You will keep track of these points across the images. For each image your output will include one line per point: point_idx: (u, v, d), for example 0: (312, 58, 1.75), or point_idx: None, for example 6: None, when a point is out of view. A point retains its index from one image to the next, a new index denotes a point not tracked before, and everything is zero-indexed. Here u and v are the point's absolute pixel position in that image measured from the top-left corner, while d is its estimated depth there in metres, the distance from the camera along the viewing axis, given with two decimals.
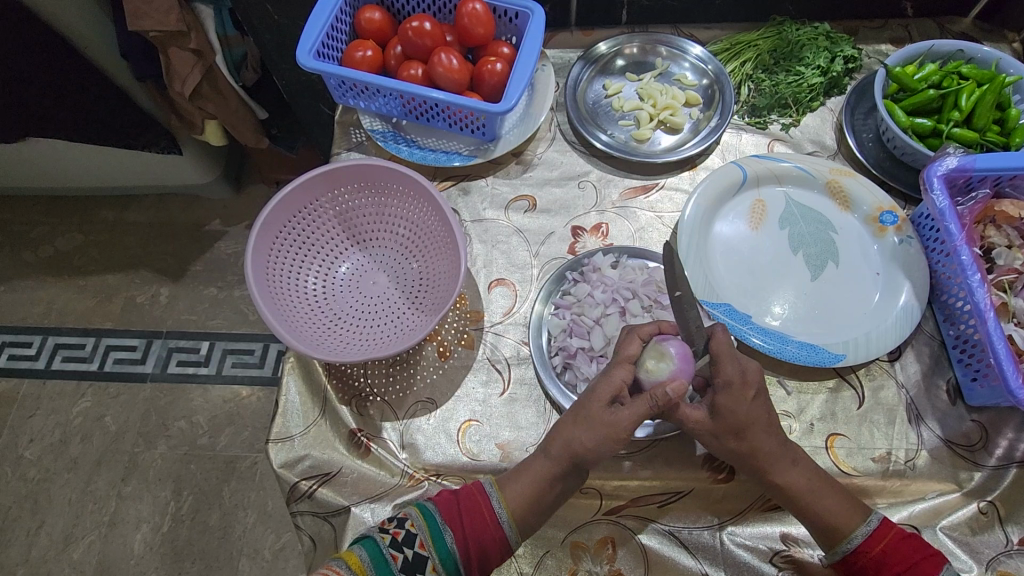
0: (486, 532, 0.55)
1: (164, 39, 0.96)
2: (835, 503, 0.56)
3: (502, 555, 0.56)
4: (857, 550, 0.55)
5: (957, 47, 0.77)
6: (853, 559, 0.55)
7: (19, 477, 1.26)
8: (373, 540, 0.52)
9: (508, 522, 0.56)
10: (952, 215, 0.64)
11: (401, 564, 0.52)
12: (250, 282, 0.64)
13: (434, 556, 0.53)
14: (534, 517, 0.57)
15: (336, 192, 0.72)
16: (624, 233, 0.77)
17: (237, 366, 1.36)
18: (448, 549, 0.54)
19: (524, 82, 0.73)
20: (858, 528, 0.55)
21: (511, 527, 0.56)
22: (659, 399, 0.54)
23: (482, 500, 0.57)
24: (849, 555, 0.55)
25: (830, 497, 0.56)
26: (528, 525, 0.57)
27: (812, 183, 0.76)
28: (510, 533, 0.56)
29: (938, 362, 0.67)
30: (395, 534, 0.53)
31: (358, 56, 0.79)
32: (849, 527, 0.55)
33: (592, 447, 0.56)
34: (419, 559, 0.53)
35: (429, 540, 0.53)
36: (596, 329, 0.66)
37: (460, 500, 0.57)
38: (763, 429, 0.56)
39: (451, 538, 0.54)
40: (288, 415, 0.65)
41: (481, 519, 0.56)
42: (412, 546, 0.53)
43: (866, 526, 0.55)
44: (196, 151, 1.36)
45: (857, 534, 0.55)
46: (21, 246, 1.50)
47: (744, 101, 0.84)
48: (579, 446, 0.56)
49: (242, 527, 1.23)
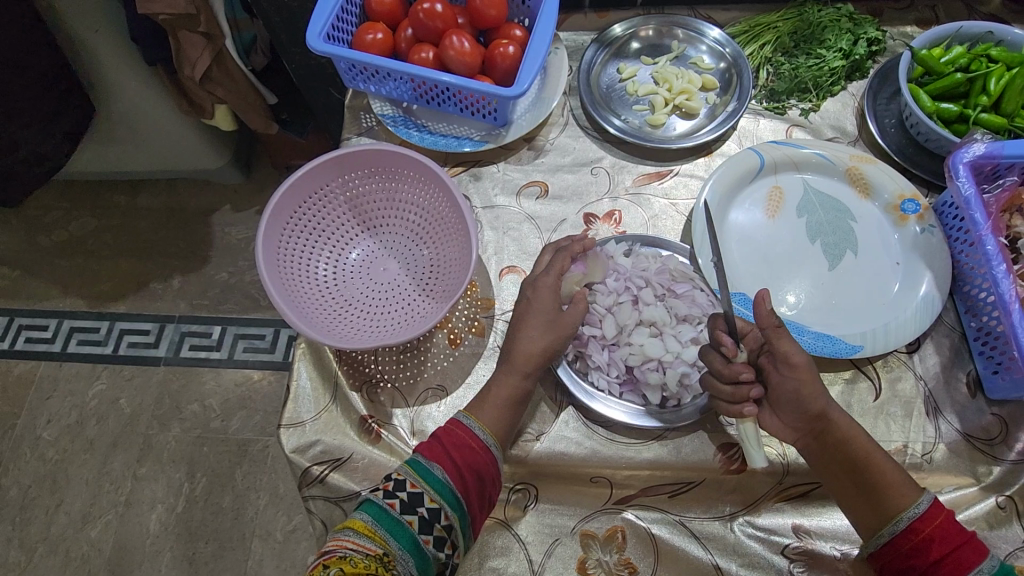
0: (474, 457, 0.56)
1: (174, 22, 0.95)
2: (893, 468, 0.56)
3: (495, 477, 0.57)
4: (923, 517, 0.52)
5: (987, 29, 0.74)
6: (920, 526, 0.52)
7: (37, 457, 1.29)
8: (371, 500, 0.53)
9: (492, 442, 0.58)
10: (978, 204, 0.62)
11: (401, 508, 0.53)
12: (260, 268, 0.63)
13: (429, 489, 0.54)
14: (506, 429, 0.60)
15: (347, 177, 0.72)
16: (637, 221, 0.76)
17: (249, 350, 1.37)
18: (441, 480, 0.54)
19: (538, 66, 0.71)
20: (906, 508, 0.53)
21: (495, 445, 0.58)
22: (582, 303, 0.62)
23: (461, 430, 0.58)
24: (916, 521, 0.52)
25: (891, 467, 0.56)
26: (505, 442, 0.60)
27: (832, 170, 0.74)
28: (494, 450, 0.58)
29: (958, 354, 0.66)
30: (387, 486, 0.54)
31: (368, 39, 0.77)
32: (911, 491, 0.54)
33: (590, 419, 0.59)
34: (414, 497, 0.53)
35: (418, 478, 0.54)
36: (609, 317, 0.64)
37: (441, 439, 0.57)
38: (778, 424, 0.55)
39: (441, 470, 0.55)
40: (300, 401, 0.65)
41: (467, 446, 0.57)
42: (405, 488, 0.53)
43: (914, 508, 0.53)
44: (207, 136, 1.36)
45: (921, 500, 0.53)
46: (36, 230, 1.51)
47: (763, 86, 0.82)
48: None
49: (254, 509, 1.25)
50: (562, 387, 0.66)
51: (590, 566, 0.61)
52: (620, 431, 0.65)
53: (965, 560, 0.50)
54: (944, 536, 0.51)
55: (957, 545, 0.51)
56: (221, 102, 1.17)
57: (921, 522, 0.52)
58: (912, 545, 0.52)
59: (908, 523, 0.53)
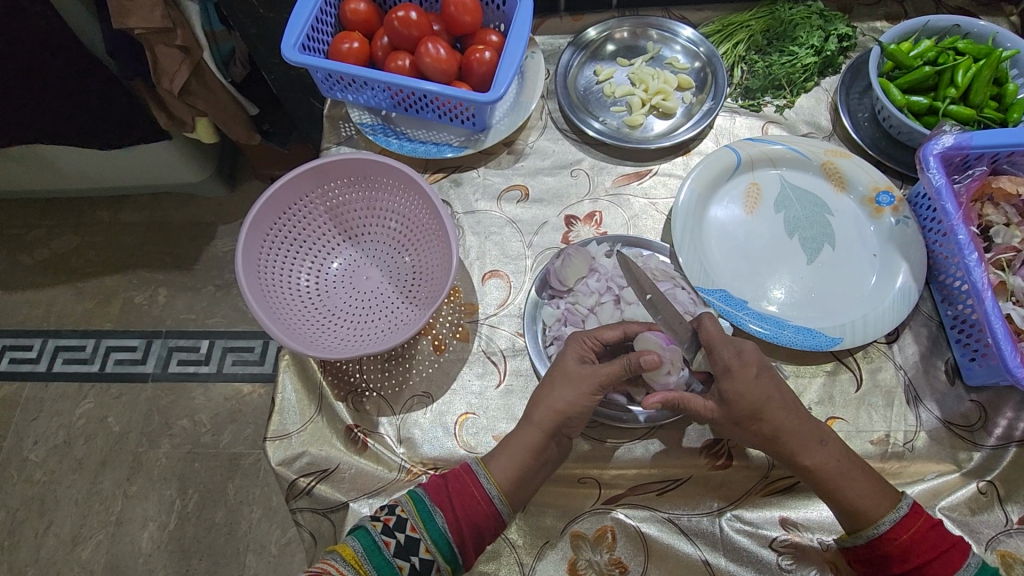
0: (477, 510, 0.55)
1: (151, 36, 0.94)
2: (864, 489, 0.55)
3: (496, 530, 0.56)
4: (885, 536, 0.54)
5: (953, 22, 0.76)
6: (879, 544, 0.54)
7: (25, 479, 1.27)
8: (365, 530, 0.53)
9: (498, 498, 0.55)
10: (948, 194, 0.63)
11: (395, 550, 0.52)
12: (241, 281, 0.63)
13: (427, 537, 0.53)
14: (521, 487, 0.57)
15: (326, 187, 0.72)
16: (618, 221, 0.77)
17: (238, 363, 1.36)
18: (440, 530, 0.53)
19: (513, 70, 0.72)
20: (887, 513, 0.54)
21: (502, 501, 0.55)
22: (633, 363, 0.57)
23: (470, 480, 0.56)
24: (876, 540, 0.54)
25: (857, 479, 0.56)
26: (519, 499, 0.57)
27: (807, 165, 0.74)
28: (502, 507, 0.55)
29: (936, 343, 0.67)
30: (387, 521, 0.53)
31: (344, 48, 0.78)
32: (878, 511, 0.54)
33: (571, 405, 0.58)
34: (411, 542, 0.53)
35: (420, 522, 0.53)
36: (591, 317, 0.66)
37: (448, 483, 0.56)
38: (778, 405, 0.56)
39: (442, 518, 0.53)
40: (285, 413, 0.65)
41: (472, 499, 0.55)
42: (404, 530, 0.53)
43: (895, 513, 0.54)
44: (189, 149, 1.35)
45: (886, 520, 0.54)
46: (18, 249, 1.50)
47: (738, 84, 0.84)
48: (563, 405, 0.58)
49: (248, 523, 1.24)
50: None
51: (581, 568, 0.61)
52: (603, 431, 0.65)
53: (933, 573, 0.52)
54: (906, 555, 0.53)
55: (926, 561, 0.52)
56: (202, 114, 1.16)
57: (882, 541, 0.54)
58: (884, 553, 0.54)
59: (869, 539, 0.54)
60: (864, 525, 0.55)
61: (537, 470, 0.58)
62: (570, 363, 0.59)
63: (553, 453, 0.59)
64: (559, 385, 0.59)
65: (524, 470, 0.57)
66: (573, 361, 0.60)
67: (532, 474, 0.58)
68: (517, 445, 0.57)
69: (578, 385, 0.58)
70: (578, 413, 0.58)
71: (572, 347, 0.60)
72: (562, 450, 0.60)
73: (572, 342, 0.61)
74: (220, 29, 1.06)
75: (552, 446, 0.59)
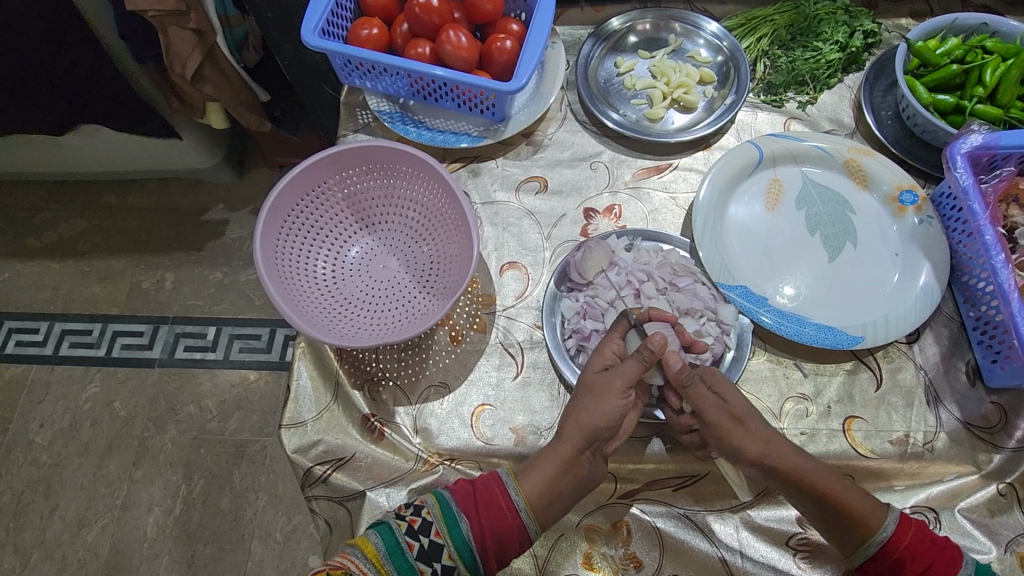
0: (502, 521, 0.54)
1: (165, 19, 0.93)
2: (861, 494, 0.56)
3: (521, 546, 0.55)
4: (892, 538, 0.54)
5: (981, 20, 0.75)
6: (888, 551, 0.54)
7: (31, 462, 1.27)
8: (389, 528, 0.52)
9: (526, 512, 0.55)
10: (975, 194, 0.63)
11: (417, 553, 0.51)
12: (259, 267, 0.63)
13: (450, 544, 0.52)
14: (548, 506, 0.56)
15: (345, 174, 0.71)
16: (637, 215, 0.76)
17: (245, 350, 1.36)
18: (463, 536, 0.53)
19: (536, 60, 0.71)
20: (885, 519, 0.55)
21: (529, 517, 0.55)
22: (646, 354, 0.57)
23: (498, 489, 0.56)
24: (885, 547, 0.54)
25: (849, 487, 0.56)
26: (550, 517, 0.57)
27: (830, 162, 0.74)
28: (529, 523, 0.55)
29: (957, 344, 0.66)
30: (412, 522, 0.53)
31: (363, 34, 0.77)
32: (879, 515, 0.55)
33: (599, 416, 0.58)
34: (435, 547, 0.52)
35: (444, 527, 0.53)
36: (611, 311, 0.65)
37: (476, 490, 0.56)
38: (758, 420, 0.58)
39: (467, 525, 0.53)
40: (301, 401, 0.64)
41: (499, 510, 0.55)
42: (428, 534, 0.52)
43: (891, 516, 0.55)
44: (199, 135, 1.34)
45: (888, 524, 0.54)
46: (25, 232, 1.49)
47: (760, 79, 0.83)
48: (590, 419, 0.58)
49: (253, 510, 1.24)
50: (564, 381, 0.66)
51: (596, 561, 0.61)
52: None
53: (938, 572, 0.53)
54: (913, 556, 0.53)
55: (928, 561, 0.53)
56: (213, 99, 1.15)
57: (891, 545, 0.54)
58: (895, 557, 0.54)
59: (880, 547, 0.54)
60: (870, 533, 0.54)
61: (569, 489, 0.57)
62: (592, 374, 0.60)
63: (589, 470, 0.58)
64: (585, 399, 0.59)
65: (551, 486, 0.56)
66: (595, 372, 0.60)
67: (560, 492, 0.56)
68: (546, 459, 0.57)
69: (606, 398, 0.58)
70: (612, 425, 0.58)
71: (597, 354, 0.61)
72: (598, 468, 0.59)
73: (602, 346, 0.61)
74: (234, 14, 1.04)
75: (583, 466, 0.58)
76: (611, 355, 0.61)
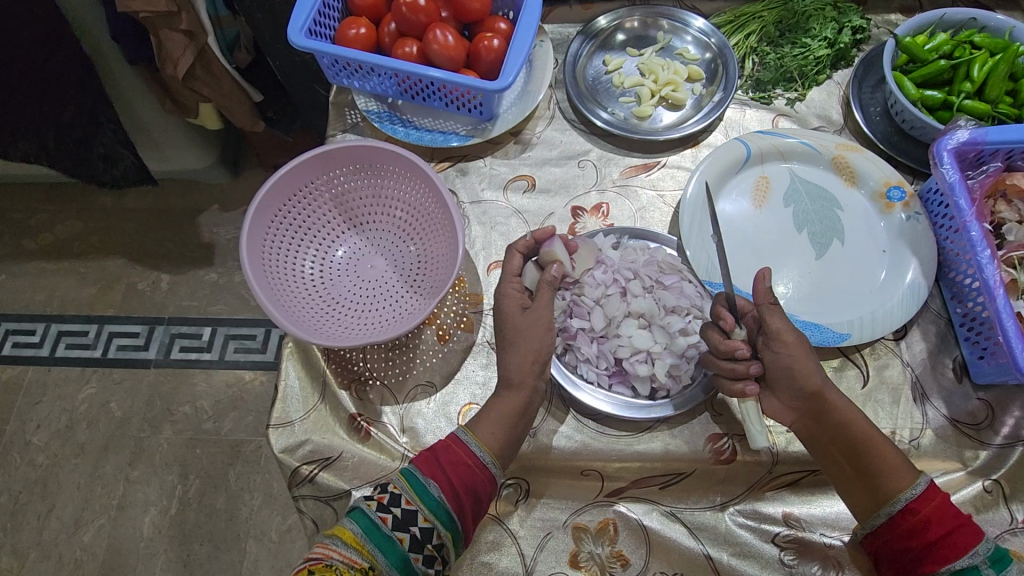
0: (470, 474, 0.55)
1: (156, 20, 0.93)
2: (894, 452, 0.56)
3: (491, 494, 0.57)
4: (922, 497, 0.52)
5: (970, 15, 0.75)
6: (898, 520, 0.53)
7: (27, 463, 1.28)
8: (361, 511, 0.52)
9: (489, 459, 0.56)
10: (962, 190, 0.62)
11: (392, 524, 0.52)
12: (245, 266, 0.63)
13: (424, 508, 0.53)
14: (507, 445, 0.59)
15: (332, 174, 0.71)
16: (625, 213, 0.76)
17: (240, 350, 1.36)
18: (437, 499, 0.53)
19: (522, 58, 0.71)
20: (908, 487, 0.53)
21: (493, 463, 0.57)
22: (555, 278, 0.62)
23: (458, 448, 0.57)
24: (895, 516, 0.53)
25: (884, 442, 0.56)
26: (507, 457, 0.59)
27: (818, 159, 0.74)
28: (493, 467, 0.57)
29: (945, 340, 0.66)
30: (382, 499, 0.53)
31: (351, 34, 0.77)
32: (912, 473, 0.54)
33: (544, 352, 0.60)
34: (409, 514, 0.52)
35: (414, 496, 0.53)
36: (597, 309, 0.63)
37: (438, 454, 0.56)
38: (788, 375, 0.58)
39: (438, 490, 0.53)
40: (288, 401, 0.64)
41: (464, 467, 0.56)
42: (400, 504, 0.52)
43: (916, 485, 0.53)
44: (194, 135, 1.34)
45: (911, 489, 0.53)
46: (21, 233, 1.50)
47: (749, 76, 0.82)
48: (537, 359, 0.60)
49: (248, 510, 1.24)
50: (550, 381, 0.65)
51: (583, 560, 0.61)
52: (614, 424, 0.64)
53: (960, 541, 0.50)
54: (942, 517, 0.51)
55: (954, 528, 0.51)
56: (206, 100, 1.15)
57: (919, 503, 0.52)
58: (920, 518, 0.52)
59: (906, 503, 0.53)
60: (900, 488, 0.53)
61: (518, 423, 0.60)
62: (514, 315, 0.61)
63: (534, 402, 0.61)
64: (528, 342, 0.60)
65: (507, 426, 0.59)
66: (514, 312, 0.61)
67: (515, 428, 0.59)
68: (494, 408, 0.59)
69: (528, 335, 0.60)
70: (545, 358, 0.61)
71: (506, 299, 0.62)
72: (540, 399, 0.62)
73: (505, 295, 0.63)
74: (225, 14, 1.04)
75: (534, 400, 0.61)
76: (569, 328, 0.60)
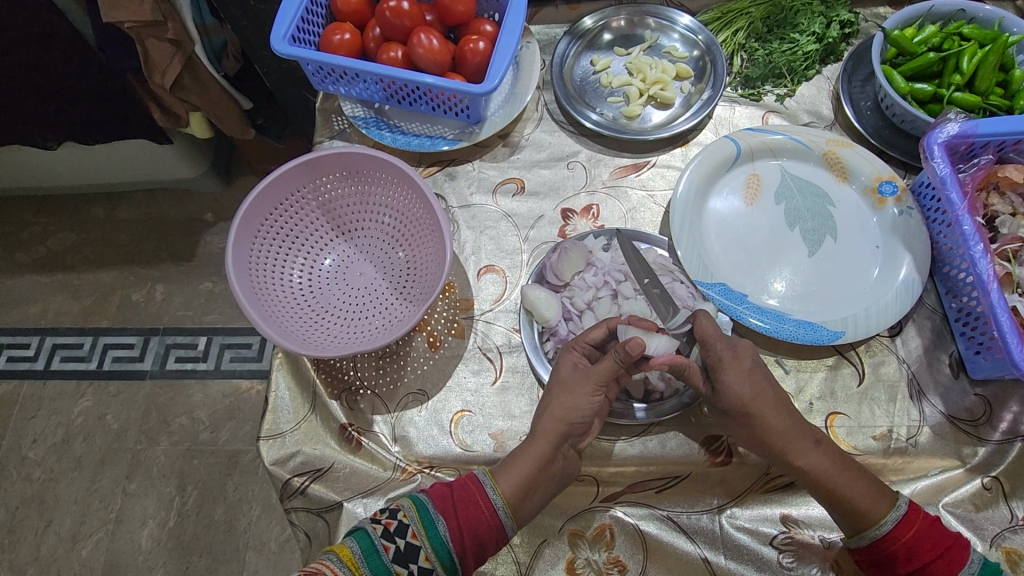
0: (480, 521, 0.53)
1: (141, 30, 0.92)
2: (866, 487, 0.54)
3: (498, 544, 0.54)
4: (888, 536, 0.52)
5: (958, 7, 0.74)
6: (883, 544, 0.52)
7: (24, 478, 1.27)
8: (364, 532, 0.50)
9: (503, 509, 0.54)
10: (953, 183, 0.62)
11: (393, 555, 0.50)
12: (231, 278, 0.62)
13: (427, 544, 0.51)
14: (527, 503, 0.56)
15: (318, 182, 0.70)
16: (615, 215, 0.76)
17: (236, 360, 1.36)
18: (441, 537, 0.52)
19: (508, 60, 0.70)
20: (888, 513, 0.53)
21: (508, 514, 0.54)
22: (622, 355, 0.57)
23: (476, 489, 0.55)
24: (879, 540, 0.52)
25: (854, 478, 0.54)
26: (525, 514, 0.56)
27: (808, 155, 0.73)
28: (507, 520, 0.54)
29: (940, 336, 0.66)
30: (388, 525, 0.51)
31: (335, 40, 0.76)
32: (882, 509, 0.53)
33: (574, 410, 0.58)
34: (411, 549, 0.51)
35: (421, 530, 0.51)
36: (588, 313, 0.65)
37: (454, 491, 0.55)
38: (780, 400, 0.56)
39: (445, 526, 0.52)
40: (279, 412, 0.63)
41: (476, 508, 0.54)
42: (405, 536, 0.51)
43: (896, 511, 0.53)
44: (184, 145, 1.34)
45: (888, 519, 0.52)
46: (14, 247, 1.49)
47: (738, 72, 0.82)
48: (565, 411, 0.58)
49: (247, 520, 1.24)
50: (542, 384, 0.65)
51: (579, 567, 0.60)
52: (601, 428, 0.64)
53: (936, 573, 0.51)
54: (908, 556, 0.51)
55: (929, 561, 0.51)
56: (195, 108, 1.14)
57: (900, 531, 0.52)
58: (888, 553, 0.52)
59: (872, 540, 0.53)
60: (866, 525, 0.53)
61: (545, 481, 0.56)
62: (565, 371, 0.60)
63: (563, 466, 0.58)
64: (560, 395, 0.59)
65: (526, 478, 0.55)
66: (568, 369, 0.60)
67: (531, 473, 0.56)
68: (523, 457, 0.57)
69: (575, 391, 0.59)
70: (584, 417, 0.58)
71: (564, 357, 0.61)
72: (574, 463, 0.59)
73: (564, 352, 0.61)
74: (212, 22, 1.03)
75: (561, 458, 0.58)
76: (592, 385, 0.58)
